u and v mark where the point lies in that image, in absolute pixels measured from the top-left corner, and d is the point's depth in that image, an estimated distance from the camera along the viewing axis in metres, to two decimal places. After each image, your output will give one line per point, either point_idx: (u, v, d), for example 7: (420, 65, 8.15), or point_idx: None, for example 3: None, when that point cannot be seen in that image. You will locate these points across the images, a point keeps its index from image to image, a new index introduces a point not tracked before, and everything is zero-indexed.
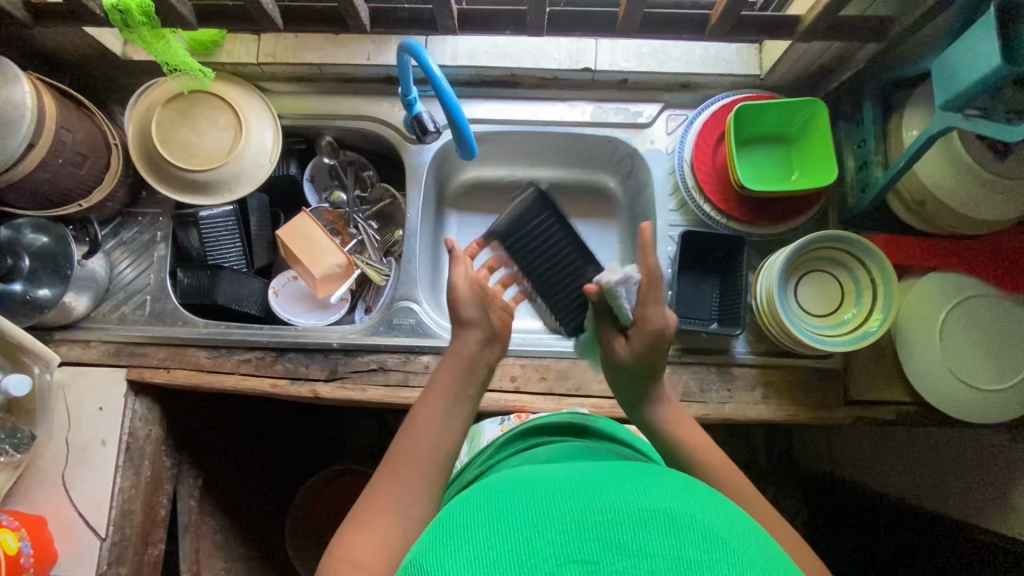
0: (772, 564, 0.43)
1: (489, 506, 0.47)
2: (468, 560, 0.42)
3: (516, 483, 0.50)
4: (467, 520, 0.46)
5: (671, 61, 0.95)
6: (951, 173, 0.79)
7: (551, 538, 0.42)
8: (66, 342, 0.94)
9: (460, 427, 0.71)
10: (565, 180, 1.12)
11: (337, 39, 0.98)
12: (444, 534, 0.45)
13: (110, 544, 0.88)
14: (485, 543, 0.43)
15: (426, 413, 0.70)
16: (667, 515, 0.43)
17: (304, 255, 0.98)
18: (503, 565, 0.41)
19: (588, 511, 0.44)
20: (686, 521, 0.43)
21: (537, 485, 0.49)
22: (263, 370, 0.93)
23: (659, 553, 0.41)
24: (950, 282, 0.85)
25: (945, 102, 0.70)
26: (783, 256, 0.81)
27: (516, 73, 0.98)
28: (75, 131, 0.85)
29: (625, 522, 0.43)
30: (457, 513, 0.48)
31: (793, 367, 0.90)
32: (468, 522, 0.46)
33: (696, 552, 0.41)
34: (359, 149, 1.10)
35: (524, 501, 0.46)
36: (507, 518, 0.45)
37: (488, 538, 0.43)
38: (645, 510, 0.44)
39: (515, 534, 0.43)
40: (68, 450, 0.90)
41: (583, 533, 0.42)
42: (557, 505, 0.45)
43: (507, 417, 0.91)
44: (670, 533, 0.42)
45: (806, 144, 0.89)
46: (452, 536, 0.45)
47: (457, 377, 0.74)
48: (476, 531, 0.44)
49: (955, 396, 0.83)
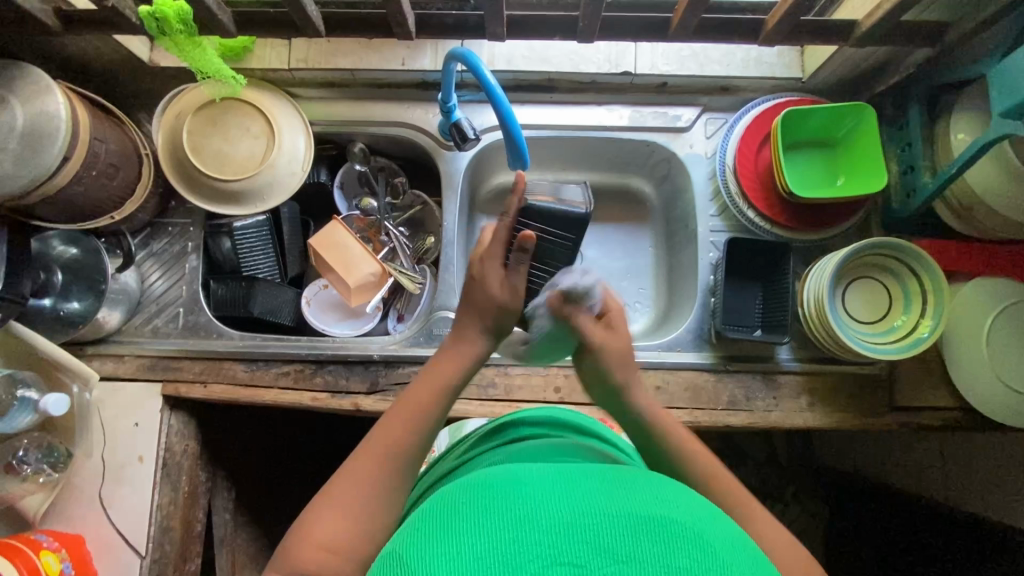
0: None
1: (473, 498, 0.44)
2: (449, 556, 0.39)
3: (502, 476, 0.48)
4: (448, 512, 0.43)
5: (712, 63, 0.94)
6: (1004, 179, 0.78)
7: (535, 535, 0.40)
8: (99, 357, 0.92)
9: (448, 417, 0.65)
10: (598, 185, 1.11)
11: (371, 43, 0.95)
12: (432, 525, 0.43)
13: (150, 561, 0.86)
14: (468, 538, 0.40)
15: (418, 395, 0.63)
16: (659, 522, 0.41)
17: (339, 264, 0.96)
18: (487, 562, 0.38)
19: (577, 512, 0.41)
20: (676, 528, 0.41)
21: (525, 481, 0.46)
22: (303, 384, 0.91)
23: (649, 561, 0.38)
24: (997, 287, 0.85)
25: (1003, 110, 0.70)
26: (834, 260, 0.80)
27: (554, 78, 0.96)
28: (108, 142, 0.83)
29: (613, 526, 0.40)
30: (440, 505, 0.45)
31: (839, 374, 0.89)
32: (451, 515, 0.43)
33: (686, 560, 0.39)
34: (391, 156, 1.09)
35: (510, 496, 0.44)
36: (493, 513, 0.42)
37: (471, 531, 0.41)
38: (636, 515, 0.41)
39: (500, 531, 0.41)
40: (105, 467, 0.88)
41: (569, 534, 0.40)
42: (545, 503, 0.42)
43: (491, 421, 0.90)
44: (660, 541, 0.40)
45: (852, 149, 0.89)
46: (433, 530, 0.42)
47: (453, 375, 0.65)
48: (460, 526, 0.41)
49: (1001, 400, 0.82)
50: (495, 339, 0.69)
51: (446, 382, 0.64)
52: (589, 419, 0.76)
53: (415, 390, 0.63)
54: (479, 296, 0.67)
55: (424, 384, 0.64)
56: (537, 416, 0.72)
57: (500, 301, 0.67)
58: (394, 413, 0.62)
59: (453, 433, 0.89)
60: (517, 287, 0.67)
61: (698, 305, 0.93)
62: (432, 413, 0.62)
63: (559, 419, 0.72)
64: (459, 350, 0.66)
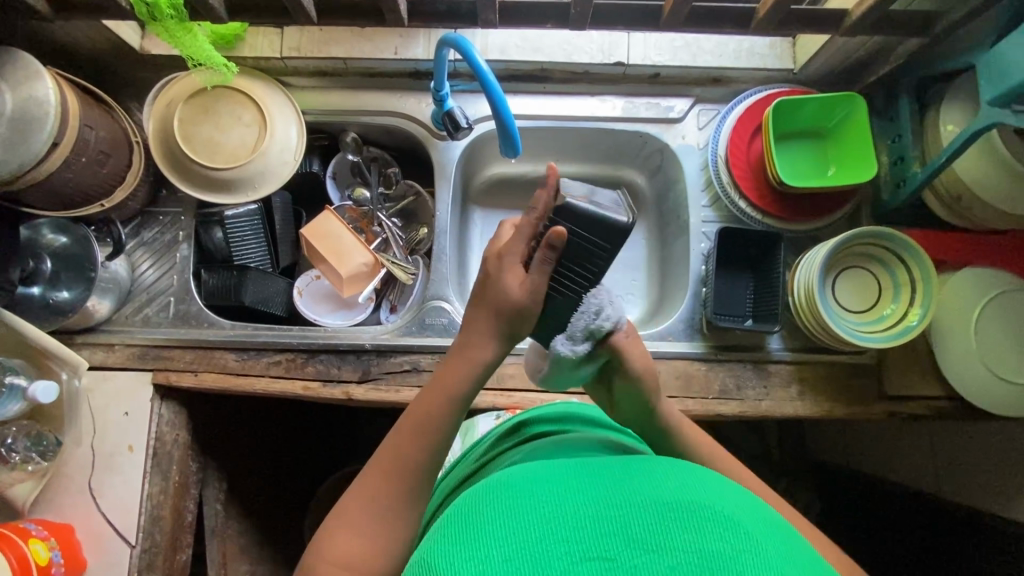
0: (798, 553, 0.41)
1: (495, 499, 0.45)
2: (478, 560, 0.39)
3: (523, 474, 0.48)
4: (472, 514, 0.44)
5: (705, 54, 0.94)
6: (992, 168, 0.79)
7: (563, 534, 0.40)
8: (88, 345, 0.92)
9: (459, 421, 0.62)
10: (591, 177, 1.11)
11: (363, 32, 0.95)
12: (455, 529, 0.43)
13: (140, 551, 0.86)
14: (495, 541, 0.41)
15: (421, 411, 0.60)
16: (687, 507, 0.41)
17: (331, 253, 0.96)
18: (517, 562, 0.39)
19: (602, 506, 0.42)
20: (703, 512, 0.41)
21: (545, 478, 0.47)
22: (294, 373, 0.91)
23: (681, 547, 0.39)
24: (984, 277, 0.86)
25: (991, 99, 0.70)
26: (826, 249, 0.81)
27: (547, 67, 0.96)
28: (98, 129, 0.82)
29: (641, 517, 0.41)
30: (463, 508, 0.46)
31: (828, 363, 0.89)
32: (475, 517, 0.43)
33: (717, 543, 0.39)
34: (383, 146, 1.08)
35: (532, 494, 0.44)
36: (519, 513, 0.43)
37: (497, 534, 0.41)
38: (662, 503, 0.42)
39: (525, 531, 0.41)
40: (95, 457, 0.87)
41: (596, 529, 0.40)
42: (569, 501, 0.43)
43: (500, 413, 0.91)
44: (689, 526, 0.40)
45: (843, 139, 0.89)
46: (460, 534, 0.42)
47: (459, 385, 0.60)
48: (486, 527, 0.42)
49: (989, 389, 0.83)
50: (507, 345, 0.61)
51: (450, 393, 0.60)
52: (598, 409, 0.76)
53: (417, 405, 0.61)
54: (495, 298, 0.59)
55: (425, 398, 0.60)
56: (556, 411, 0.71)
57: (520, 303, 0.58)
58: (398, 432, 0.60)
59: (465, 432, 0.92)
60: (536, 290, 0.58)
61: (690, 295, 0.93)
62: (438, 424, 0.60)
63: (574, 413, 0.71)
64: (461, 359, 0.60)
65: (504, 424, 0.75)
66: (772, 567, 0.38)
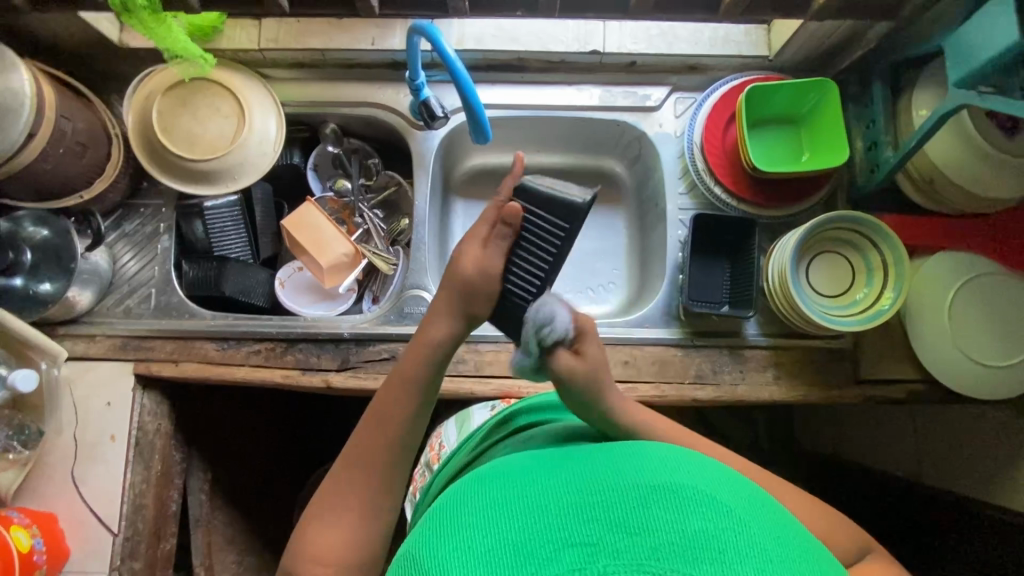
0: (782, 531, 0.42)
1: (481, 494, 0.45)
2: (459, 552, 0.39)
3: (511, 469, 0.48)
4: (456, 509, 0.44)
5: (680, 42, 0.95)
6: (963, 151, 0.79)
7: (545, 521, 0.40)
8: (70, 337, 0.93)
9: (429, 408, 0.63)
10: (571, 167, 1.12)
11: (340, 23, 0.96)
12: (439, 525, 0.43)
13: (122, 539, 0.87)
14: (477, 533, 0.41)
15: (393, 399, 0.61)
16: (670, 489, 0.41)
17: (311, 245, 0.96)
18: (499, 554, 0.39)
19: (585, 492, 0.42)
20: (687, 493, 0.41)
21: (531, 471, 0.47)
22: (274, 362, 0.92)
23: (663, 527, 0.38)
24: (956, 261, 0.86)
25: (958, 80, 0.71)
26: (794, 236, 0.82)
27: (523, 57, 0.97)
28: (75, 120, 0.83)
29: (624, 500, 0.40)
30: (449, 504, 0.46)
31: (804, 348, 0.90)
32: (458, 513, 0.43)
33: (702, 523, 0.39)
34: (364, 137, 1.09)
35: (517, 487, 0.44)
36: (499, 506, 0.43)
37: (479, 528, 0.41)
38: (646, 487, 0.42)
39: (507, 521, 0.41)
40: (77, 446, 0.88)
41: (579, 514, 0.40)
42: (552, 489, 0.43)
43: (495, 402, 0.91)
44: (673, 507, 0.40)
45: (817, 125, 0.90)
46: (444, 529, 0.42)
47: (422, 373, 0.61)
48: (470, 520, 0.42)
49: (962, 372, 0.83)
50: (468, 323, 0.62)
51: (415, 381, 0.61)
52: None
53: (388, 393, 0.62)
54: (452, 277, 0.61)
55: (395, 386, 0.62)
56: (544, 402, 0.72)
57: (473, 281, 0.59)
58: (371, 420, 0.62)
59: (461, 422, 0.90)
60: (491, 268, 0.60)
61: (667, 282, 0.94)
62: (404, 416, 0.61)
63: (555, 403, 0.71)
64: (420, 344, 0.61)
65: (494, 417, 0.76)
66: (757, 544, 0.39)
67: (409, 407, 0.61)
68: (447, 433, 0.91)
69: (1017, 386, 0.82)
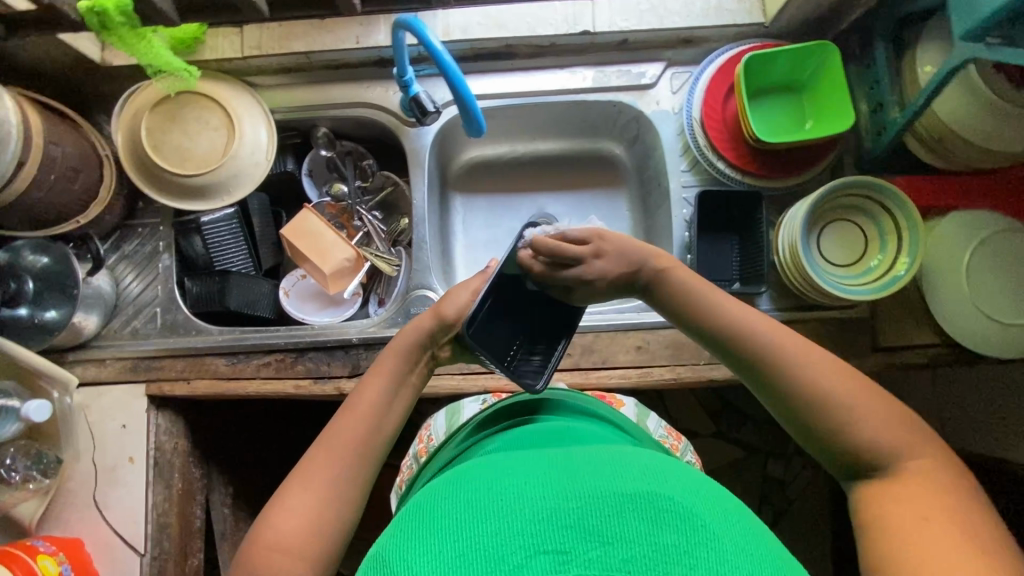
0: (756, 539, 0.43)
1: (459, 497, 0.45)
2: (432, 555, 0.40)
3: (490, 473, 0.49)
4: (436, 510, 0.45)
5: (672, 15, 0.92)
6: (973, 108, 0.77)
7: (520, 527, 0.41)
8: (80, 363, 0.92)
9: (405, 404, 0.69)
10: (568, 152, 1.10)
11: (323, 24, 0.94)
12: (416, 526, 0.44)
13: (150, 559, 0.87)
14: (450, 535, 0.41)
15: (370, 386, 0.67)
16: (646, 498, 0.42)
17: (312, 252, 0.95)
18: (470, 559, 0.39)
19: (560, 498, 0.43)
20: (663, 504, 0.42)
21: (508, 476, 0.48)
22: (285, 373, 0.91)
23: (636, 538, 0.40)
24: (974, 220, 0.84)
25: (964, 33, 0.69)
26: (805, 206, 0.80)
27: (512, 44, 0.94)
28: (64, 145, 0.82)
29: (600, 507, 0.42)
30: (426, 506, 0.46)
31: (819, 320, 0.88)
32: (436, 514, 0.44)
33: (673, 536, 0.40)
34: (357, 139, 1.07)
35: (493, 491, 0.45)
36: (477, 508, 0.43)
37: (455, 531, 0.42)
38: (622, 495, 0.43)
39: (482, 526, 0.42)
40: (96, 471, 0.88)
41: (553, 522, 0.41)
42: (527, 494, 0.44)
43: (485, 395, 0.87)
44: (646, 518, 0.41)
45: (819, 91, 0.87)
46: (418, 530, 0.43)
47: (402, 362, 0.70)
48: (445, 522, 0.43)
49: (980, 331, 0.82)
50: (444, 325, 0.72)
51: (393, 369, 0.69)
52: (578, 395, 0.76)
53: (368, 381, 0.68)
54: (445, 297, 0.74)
55: (376, 376, 0.68)
56: (537, 399, 0.72)
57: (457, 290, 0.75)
58: (349, 409, 0.65)
59: (450, 415, 0.86)
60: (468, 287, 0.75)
61: (676, 263, 0.92)
62: (382, 403, 0.66)
63: (553, 403, 0.72)
64: (408, 328, 0.72)
65: (484, 411, 0.75)
66: (727, 557, 0.40)
67: (382, 391, 0.67)
68: (435, 424, 0.87)
69: None
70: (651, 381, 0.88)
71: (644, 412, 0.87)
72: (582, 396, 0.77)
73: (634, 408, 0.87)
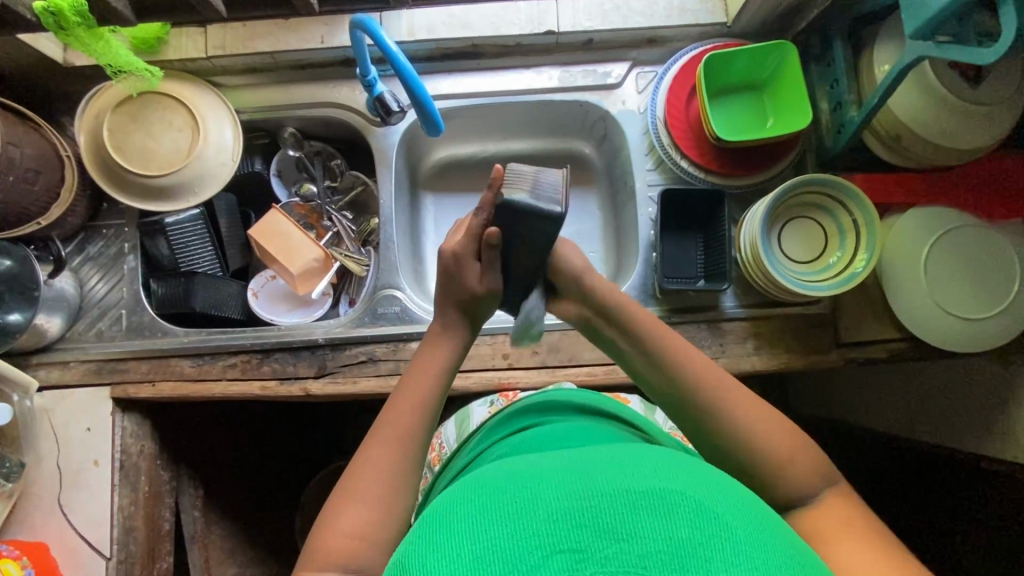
0: (771, 530, 0.44)
1: (473, 500, 0.46)
2: (450, 559, 0.41)
3: (504, 472, 0.49)
4: (450, 514, 0.45)
5: (635, 15, 0.92)
6: (926, 106, 0.78)
7: (535, 527, 0.41)
8: (44, 366, 0.92)
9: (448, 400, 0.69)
10: (539, 152, 1.10)
11: (287, 24, 0.93)
12: (432, 529, 0.44)
13: (116, 562, 0.86)
14: (468, 539, 0.42)
15: (418, 385, 0.65)
16: (658, 494, 0.43)
17: (280, 254, 0.95)
18: (488, 561, 0.40)
19: (573, 496, 0.43)
20: (676, 499, 0.42)
21: (522, 474, 0.48)
22: (251, 374, 0.91)
23: (650, 535, 0.40)
24: (934, 215, 0.84)
25: (914, 31, 0.69)
26: (763, 205, 0.81)
27: (477, 43, 0.94)
28: (24, 146, 0.82)
29: (614, 505, 0.42)
30: (443, 507, 0.47)
31: (782, 316, 0.89)
32: (453, 516, 0.45)
33: (688, 531, 0.41)
34: (325, 139, 1.07)
35: (507, 491, 0.45)
36: (492, 510, 0.44)
37: (472, 533, 0.42)
38: (635, 492, 0.43)
39: (500, 527, 0.42)
40: (61, 475, 0.88)
41: (567, 521, 0.41)
42: (541, 492, 0.44)
43: (494, 399, 0.90)
44: (660, 514, 0.41)
45: (779, 89, 0.88)
46: (435, 535, 0.44)
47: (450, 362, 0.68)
48: (464, 524, 0.43)
49: (933, 323, 0.82)
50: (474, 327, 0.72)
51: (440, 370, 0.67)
52: (589, 392, 0.78)
53: (416, 379, 0.66)
54: None
55: (420, 377, 0.66)
56: (546, 402, 0.73)
57: None
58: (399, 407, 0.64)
59: (461, 420, 0.90)
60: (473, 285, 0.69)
61: (642, 261, 0.93)
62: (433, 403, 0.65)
63: (574, 402, 0.73)
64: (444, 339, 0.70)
65: (493, 418, 0.77)
66: (741, 549, 0.40)
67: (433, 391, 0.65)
68: (446, 432, 0.91)
69: (984, 342, 0.81)
70: (617, 379, 0.89)
71: (652, 408, 0.90)
72: (590, 394, 0.77)
73: (642, 404, 0.91)
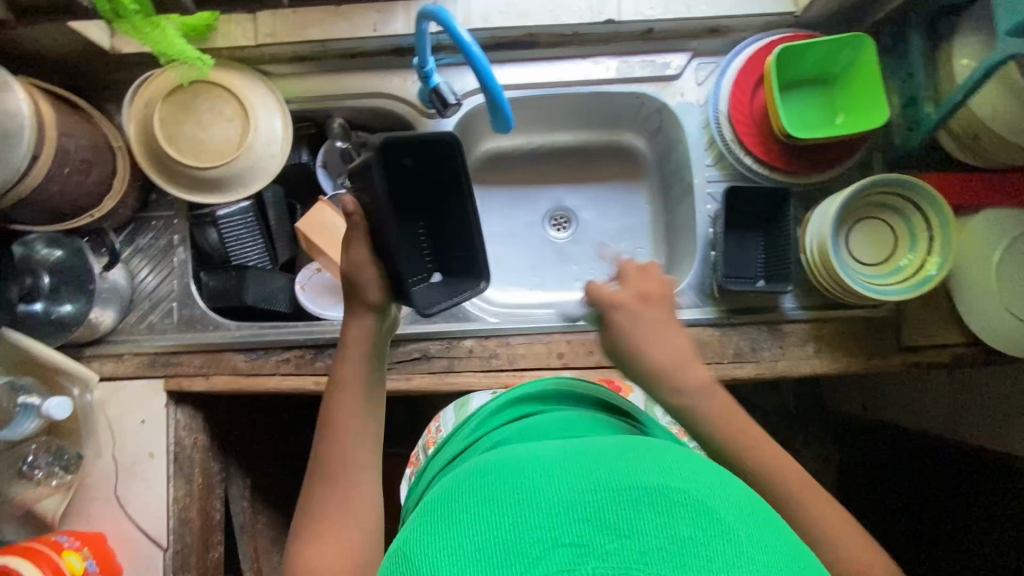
0: (772, 530, 0.41)
1: (472, 486, 0.43)
2: (449, 551, 0.38)
3: (506, 459, 0.47)
4: (449, 502, 0.43)
5: (699, 4, 0.89)
6: (1011, 105, 0.75)
7: (536, 519, 0.39)
8: (98, 358, 0.92)
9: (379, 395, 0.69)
10: (586, 143, 1.08)
11: (339, 10, 0.91)
12: (431, 517, 0.42)
13: (172, 553, 0.87)
14: (467, 528, 0.40)
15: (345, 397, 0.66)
16: (661, 490, 0.40)
17: (329, 247, 0.93)
18: (489, 553, 0.38)
19: (578, 489, 0.40)
20: (682, 497, 0.40)
21: (518, 463, 0.45)
22: (304, 369, 0.91)
23: (654, 532, 0.38)
24: (1009, 217, 0.82)
25: (1010, 29, 0.66)
26: (840, 200, 0.78)
27: (534, 32, 0.91)
28: (77, 137, 0.80)
29: (615, 499, 0.39)
30: (440, 498, 0.44)
31: (847, 318, 0.87)
32: (451, 505, 0.42)
33: (689, 529, 0.38)
34: (371, 130, 1.04)
35: (505, 479, 0.43)
36: (493, 499, 0.41)
37: (472, 523, 0.40)
38: (641, 486, 0.40)
39: (500, 519, 0.39)
40: (116, 466, 0.88)
41: (571, 515, 0.39)
42: (542, 483, 0.41)
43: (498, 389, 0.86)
44: (664, 511, 0.39)
45: (851, 85, 0.85)
46: (434, 524, 0.41)
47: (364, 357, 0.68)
48: (458, 514, 0.41)
49: (1000, 326, 0.81)
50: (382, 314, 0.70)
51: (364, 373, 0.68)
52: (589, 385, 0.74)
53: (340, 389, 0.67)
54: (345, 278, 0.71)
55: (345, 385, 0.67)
56: (564, 392, 0.69)
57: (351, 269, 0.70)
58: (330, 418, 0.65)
59: (460, 406, 0.84)
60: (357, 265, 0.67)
61: (699, 260, 0.91)
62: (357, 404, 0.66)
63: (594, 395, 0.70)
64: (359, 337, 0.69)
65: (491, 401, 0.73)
66: (744, 554, 0.38)
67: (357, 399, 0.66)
68: (445, 417, 0.85)
69: None
70: None
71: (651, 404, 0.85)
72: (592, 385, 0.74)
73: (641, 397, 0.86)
